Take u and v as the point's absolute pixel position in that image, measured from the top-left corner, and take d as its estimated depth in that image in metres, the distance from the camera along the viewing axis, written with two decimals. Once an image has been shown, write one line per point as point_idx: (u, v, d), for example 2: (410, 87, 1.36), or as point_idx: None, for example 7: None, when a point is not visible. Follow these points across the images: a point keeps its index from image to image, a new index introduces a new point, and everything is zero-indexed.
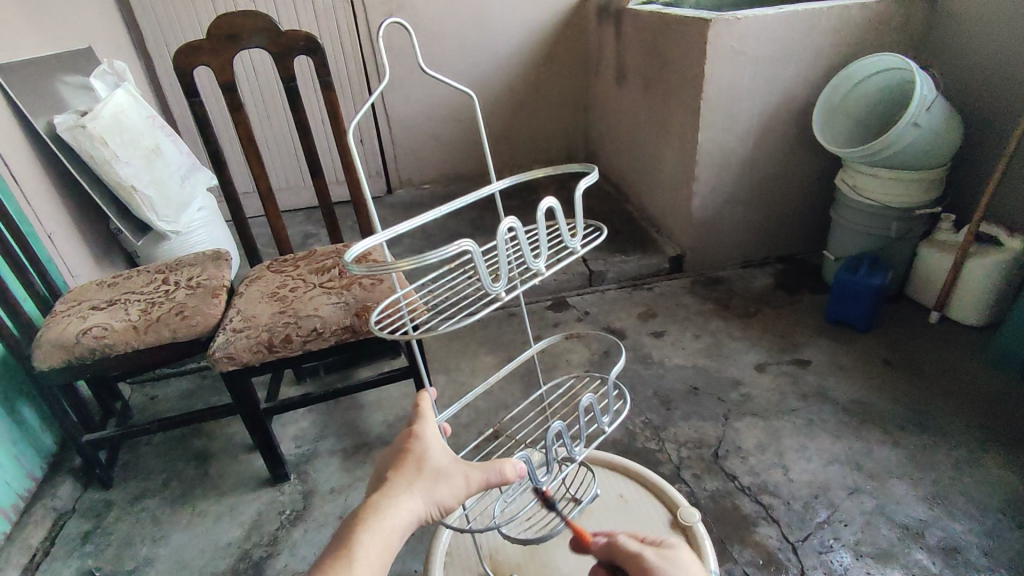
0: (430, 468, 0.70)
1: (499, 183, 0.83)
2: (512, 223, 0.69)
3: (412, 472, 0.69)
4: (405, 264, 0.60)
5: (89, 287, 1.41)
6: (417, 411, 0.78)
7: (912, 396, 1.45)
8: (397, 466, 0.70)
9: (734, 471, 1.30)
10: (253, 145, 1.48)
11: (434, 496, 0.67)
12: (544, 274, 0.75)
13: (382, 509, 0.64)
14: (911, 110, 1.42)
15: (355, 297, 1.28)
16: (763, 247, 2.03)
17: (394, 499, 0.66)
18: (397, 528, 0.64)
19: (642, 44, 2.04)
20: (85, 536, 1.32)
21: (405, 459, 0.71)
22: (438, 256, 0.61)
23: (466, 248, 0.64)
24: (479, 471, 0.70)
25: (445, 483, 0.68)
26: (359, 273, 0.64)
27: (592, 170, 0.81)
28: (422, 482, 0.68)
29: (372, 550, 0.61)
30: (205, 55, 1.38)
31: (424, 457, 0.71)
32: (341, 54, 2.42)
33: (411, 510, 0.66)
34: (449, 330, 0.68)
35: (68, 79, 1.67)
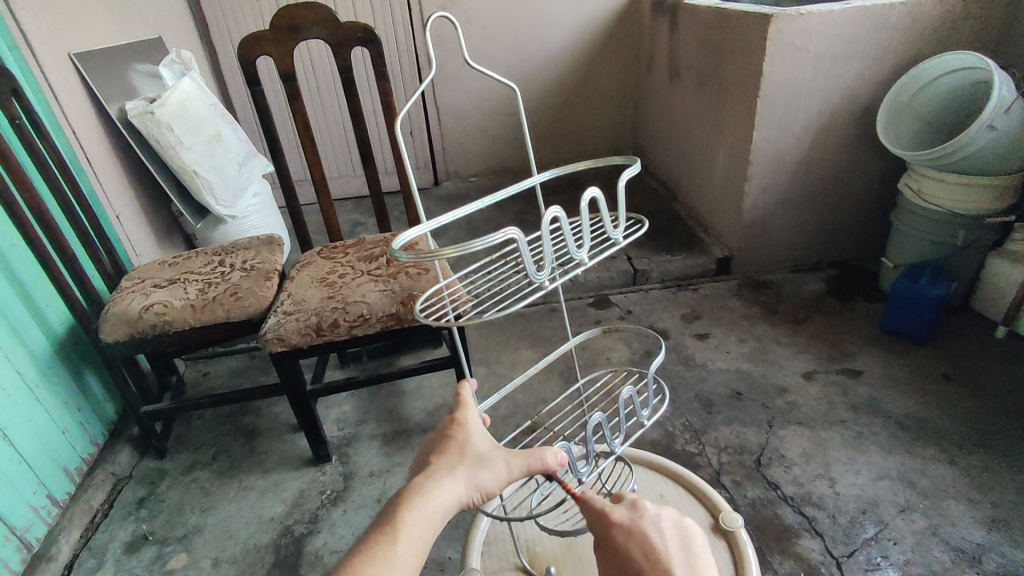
0: (472, 453, 0.71)
1: (540, 176, 0.83)
2: (556, 213, 0.68)
3: (455, 458, 0.70)
4: (450, 251, 0.60)
5: (152, 265, 1.48)
6: (458, 398, 0.79)
7: (973, 414, 1.37)
8: (440, 451, 0.72)
9: (777, 480, 1.26)
10: (308, 134, 1.52)
11: (477, 482, 0.69)
12: (586, 265, 0.74)
13: (425, 490, 0.65)
14: (987, 112, 1.34)
15: (401, 286, 1.30)
16: (815, 251, 1.97)
17: (438, 482, 0.67)
18: (440, 508, 0.65)
19: (698, 39, 1.99)
20: (140, 501, 1.39)
21: (448, 446, 0.72)
22: (484, 245, 0.61)
23: (512, 237, 0.64)
24: (521, 459, 0.72)
25: (488, 471, 0.70)
26: (405, 261, 0.65)
27: (634, 162, 0.81)
28: (464, 467, 0.69)
29: (416, 528, 0.62)
30: (267, 45, 1.43)
31: (466, 444, 0.72)
32: (395, 47, 2.46)
33: (454, 494, 0.67)
34: (495, 318, 0.68)
35: (139, 68, 1.76)
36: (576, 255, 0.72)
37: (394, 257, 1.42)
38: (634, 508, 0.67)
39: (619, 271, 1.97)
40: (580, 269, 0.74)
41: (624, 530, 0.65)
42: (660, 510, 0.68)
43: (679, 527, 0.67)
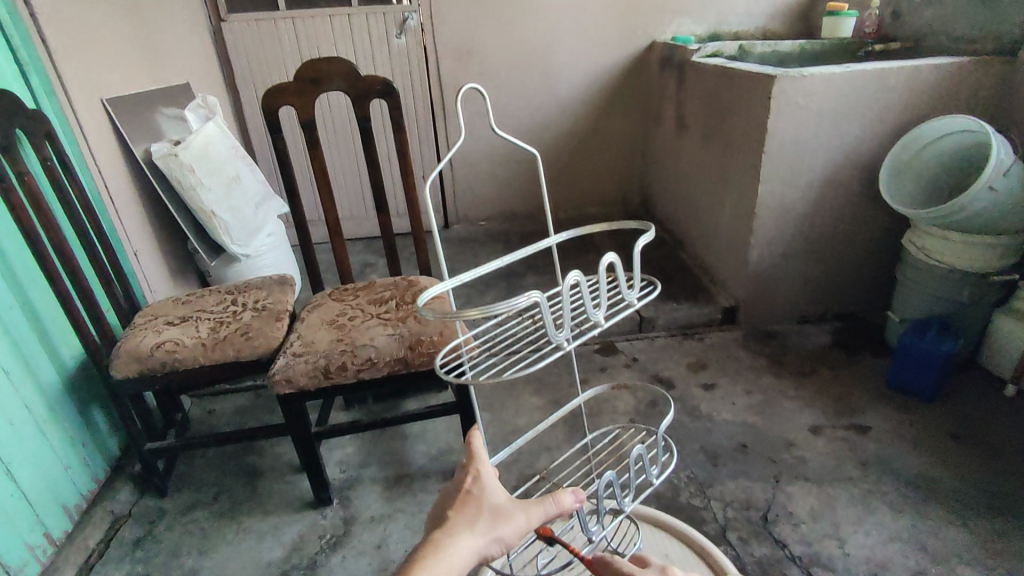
0: (489, 507, 0.71)
1: (556, 239, 0.86)
2: (574, 275, 0.70)
3: (474, 512, 0.71)
4: (473, 313, 0.63)
5: (165, 302, 1.51)
6: (469, 450, 0.79)
7: (985, 475, 1.35)
8: (458, 506, 0.72)
9: (784, 538, 1.24)
10: (325, 180, 1.57)
11: (497, 534, 0.69)
12: (604, 326, 0.75)
13: (443, 543, 0.66)
14: (987, 174, 1.37)
15: (410, 330, 1.32)
16: (821, 304, 1.98)
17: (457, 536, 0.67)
18: (459, 561, 0.65)
19: (705, 96, 2.06)
20: (137, 542, 1.38)
21: (466, 501, 0.73)
22: (510, 307, 0.63)
23: (535, 299, 0.66)
24: (537, 508, 0.73)
25: (508, 524, 0.70)
26: (430, 318, 0.70)
27: (648, 227, 0.82)
28: (484, 521, 0.70)
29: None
30: (290, 95, 1.49)
31: (484, 497, 0.73)
32: (412, 95, 2.55)
33: (473, 547, 0.67)
34: (515, 377, 0.68)
35: (166, 111, 1.83)
36: (595, 316, 0.73)
37: (403, 301, 1.44)
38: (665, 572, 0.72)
39: (626, 318, 1.98)
40: (598, 329, 0.76)
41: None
42: None
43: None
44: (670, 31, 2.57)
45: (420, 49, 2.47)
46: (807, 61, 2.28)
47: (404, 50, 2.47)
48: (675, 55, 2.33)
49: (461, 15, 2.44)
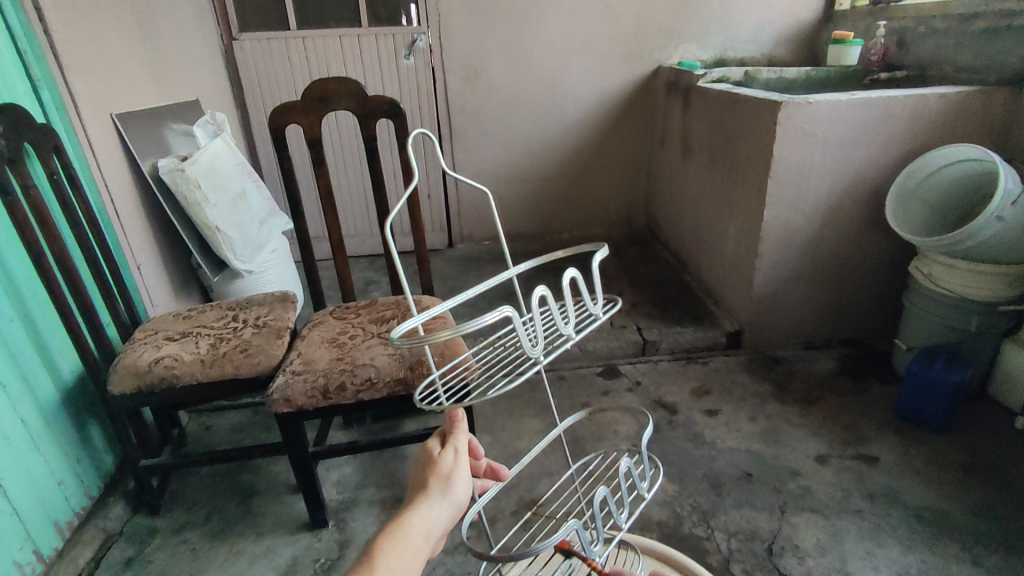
0: (438, 467, 0.70)
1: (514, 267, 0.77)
2: (543, 291, 0.67)
3: (432, 481, 0.69)
4: (444, 335, 0.56)
5: (166, 317, 1.50)
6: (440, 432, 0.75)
7: (996, 510, 1.32)
8: (418, 471, 0.72)
9: (790, 572, 1.21)
10: (330, 198, 1.57)
11: (454, 500, 0.69)
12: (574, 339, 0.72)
13: (406, 517, 0.65)
14: (995, 203, 1.36)
15: (411, 350, 1.31)
16: (826, 330, 1.96)
17: (420, 508, 0.66)
18: (422, 533, 0.65)
19: (710, 121, 2.07)
20: (127, 561, 1.35)
21: (426, 469, 0.71)
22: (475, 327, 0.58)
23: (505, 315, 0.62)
24: (465, 448, 0.73)
25: (461, 483, 0.71)
26: (403, 347, 0.59)
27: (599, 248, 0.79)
28: (444, 489, 0.69)
29: (399, 556, 0.62)
30: (298, 114, 1.50)
31: (443, 463, 0.71)
32: (419, 115, 2.57)
33: (437, 517, 0.67)
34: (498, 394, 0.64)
35: (174, 127, 1.85)
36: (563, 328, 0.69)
37: (405, 320, 1.43)
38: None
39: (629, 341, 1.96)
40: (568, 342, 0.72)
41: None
42: None
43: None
44: (676, 56, 2.60)
45: (428, 69, 2.50)
46: (812, 88, 2.29)
47: (412, 71, 2.49)
48: (680, 80, 2.35)
49: (469, 37, 2.47)
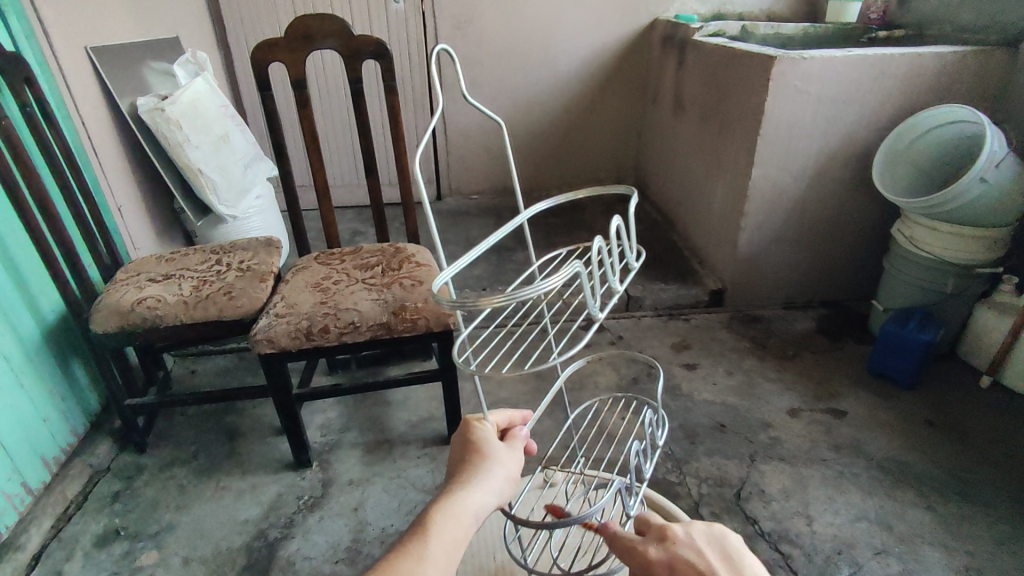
0: (489, 454, 0.65)
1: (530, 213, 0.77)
2: (595, 241, 0.63)
3: (478, 459, 0.65)
4: (495, 301, 0.53)
5: (148, 260, 1.49)
6: (477, 418, 0.70)
7: (953, 461, 1.38)
8: (463, 455, 0.66)
9: (755, 514, 1.26)
10: (314, 142, 1.54)
11: (503, 485, 0.64)
12: (622, 293, 0.68)
13: (455, 492, 0.60)
14: (978, 165, 1.37)
15: (394, 296, 1.32)
16: (808, 290, 1.99)
17: (470, 486, 0.61)
18: (473, 510, 0.60)
19: (704, 75, 2.04)
20: (115, 495, 1.38)
21: (470, 447, 0.66)
22: (539, 289, 0.54)
23: (573, 272, 0.57)
24: (516, 448, 0.69)
25: (509, 475, 0.65)
26: (445, 307, 0.57)
27: (631, 193, 0.77)
28: (492, 467, 0.64)
29: (452, 530, 0.57)
30: (280, 51, 1.46)
31: (486, 442, 0.66)
32: (407, 62, 2.51)
33: (488, 497, 0.62)
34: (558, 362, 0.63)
35: (154, 65, 1.79)
36: (612, 282, 0.66)
37: (390, 267, 1.43)
38: (664, 539, 0.63)
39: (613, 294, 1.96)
40: (616, 296, 0.68)
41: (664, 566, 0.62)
42: (691, 531, 0.64)
43: (712, 535, 0.65)
44: (674, 9, 2.53)
45: (418, 14, 2.42)
46: (809, 45, 2.25)
47: (401, 15, 2.42)
48: (676, 33, 2.29)
49: None
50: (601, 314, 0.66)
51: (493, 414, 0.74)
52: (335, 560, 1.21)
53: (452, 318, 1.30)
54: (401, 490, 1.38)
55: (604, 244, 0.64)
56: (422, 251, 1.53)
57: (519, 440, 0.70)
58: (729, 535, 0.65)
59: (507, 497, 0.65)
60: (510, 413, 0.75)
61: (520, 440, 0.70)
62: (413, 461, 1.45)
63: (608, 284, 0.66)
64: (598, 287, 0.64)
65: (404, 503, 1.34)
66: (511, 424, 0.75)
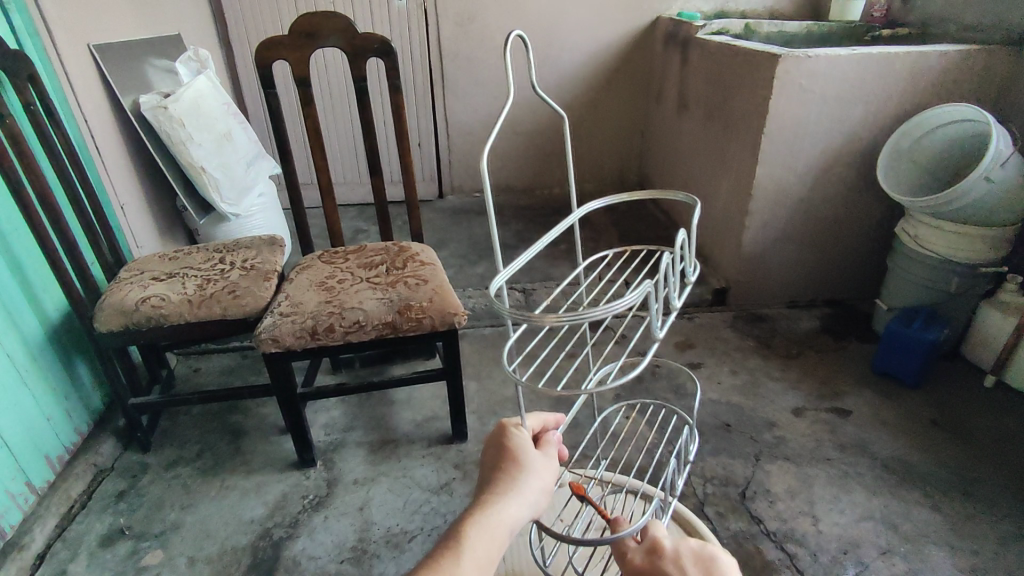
0: (526, 465, 0.64)
1: (583, 213, 0.76)
2: (664, 258, 0.62)
3: (514, 468, 0.63)
4: (559, 319, 0.52)
5: (152, 258, 1.48)
6: (513, 423, 0.69)
7: (959, 461, 1.38)
8: (499, 461, 0.65)
9: (761, 514, 1.26)
10: (318, 140, 1.54)
11: (538, 495, 0.63)
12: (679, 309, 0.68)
13: (491, 505, 0.59)
14: (984, 164, 1.36)
15: (400, 295, 1.31)
16: (811, 289, 1.98)
17: (506, 498, 0.60)
18: (509, 525, 0.59)
19: (707, 74, 2.03)
20: (119, 495, 1.38)
21: (507, 453, 0.65)
22: (609, 310, 0.54)
23: (643, 291, 0.57)
24: (550, 457, 0.68)
25: (545, 486, 0.64)
26: (505, 314, 0.56)
27: (690, 200, 0.75)
28: (529, 478, 0.63)
29: (485, 545, 0.57)
30: (284, 49, 1.45)
31: (523, 451, 0.65)
32: (410, 59, 2.50)
33: (523, 510, 0.61)
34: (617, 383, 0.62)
35: (155, 63, 1.78)
36: (673, 298, 0.65)
37: (395, 266, 1.43)
38: (650, 550, 0.67)
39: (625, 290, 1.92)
40: (674, 313, 0.67)
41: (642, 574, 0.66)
42: (679, 545, 0.66)
43: (702, 556, 0.65)
44: (677, 7, 2.53)
45: (421, 11, 2.41)
46: (812, 44, 2.25)
47: (403, 12, 2.41)
48: (680, 31, 2.29)
49: None
50: (661, 332, 0.65)
51: (529, 418, 0.73)
52: (341, 560, 1.21)
53: (459, 317, 1.30)
54: (406, 489, 1.37)
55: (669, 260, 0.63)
56: (427, 249, 1.52)
57: (552, 447, 0.69)
58: (721, 557, 0.66)
59: (541, 508, 0.64)
60: (546, 417, 0.74)
61: (553, 448, 0.69)
62: (418, 460, 1.45)
63: (668, 301, 0.66)
64: (660, 305, 0.64)
65: (410, 502, 1.34)
66: (545, 428, 0.75)
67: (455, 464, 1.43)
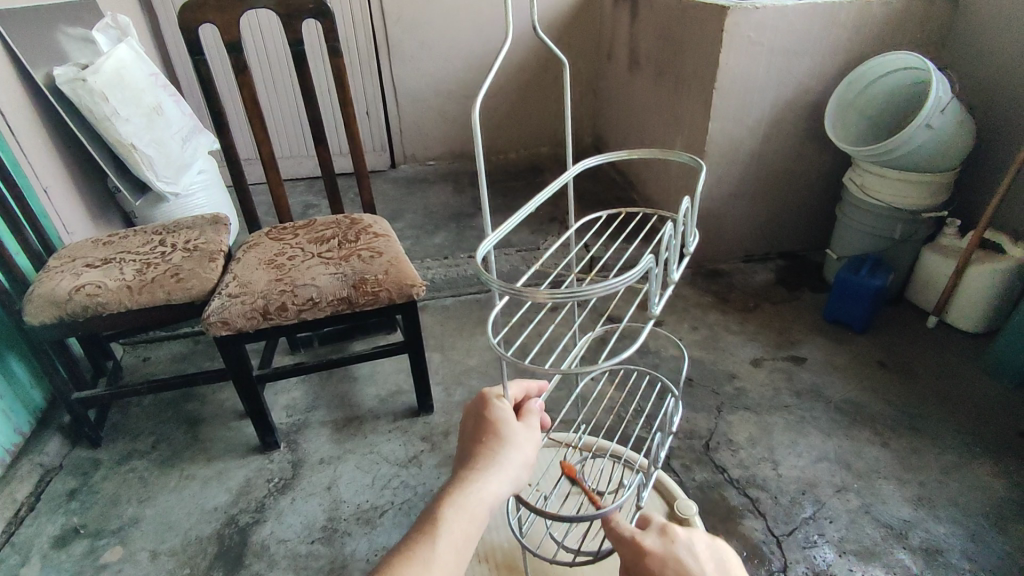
0: (507, 439, 0.62)
1: (578, 168, 0.72)
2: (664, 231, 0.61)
3: (495, 443, 0.62)
4: (554, 295, 0.51)
5: (84, 244, 1.39)
6: (495, 396, 0.67)
7: (905, 398, 1.45)
8: (479, 436, 0.63)
9: (724, 463, 1.30)
10: (256, 110, 1.45)
11: (519, 469, 0.62)
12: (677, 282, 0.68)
13: (469, 483, 0.58)
14: (926, 111, 1.40)
15: (354, 269, 1.27)
16: (765, 243, 2.02)
17: (486, 473, 0.59)
18: (488, 501, 0.58)
19: (657, 29, 2.01)
20: (70, 494, 1.32)
21: (487, 426, 0.63)
22: (609, 287, 0.53)
23: (644, 266, 0.56)
24: (533, 429, 0.66)
25: (527, 458, 0.63)
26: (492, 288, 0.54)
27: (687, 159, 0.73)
28: (509, 452, 0.62)
29: (463, 525, 0.56)
30: (211, 12, 1.35)
31: (503, 423, 0.63)
32: (351, 23, 2.38)
33: (504, 485, 0.60)
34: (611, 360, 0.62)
35: (69, 31, 1.64)
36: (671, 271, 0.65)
37: (346, 239, 1.38)
38: (664, 535, 0.64)
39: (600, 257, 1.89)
40: (671, 287, 0.67)
41: (657, 559, 0.62)
42: (692, 535, 0.65)
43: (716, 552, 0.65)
44: None
45: None
46: None
47: None
48: None
49: None
50: (658, 307, 0.64)
51: (509, 386, 0.71)
52: (311, 540, 1.20)
53: (418, 290, 1.27)
54: (374, 465, 1.36)
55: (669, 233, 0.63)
56: (379, 221, 1.47)
57: (534, 417, 0.67)
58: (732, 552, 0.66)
59: (523, 481, 0.63)
60: (526, 385, 0.73)
61: (536, 417, 0.67)
62: (385, 435, 1.43)
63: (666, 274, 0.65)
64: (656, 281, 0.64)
65: (379, 478, 1.32)
66: (526, 397, 0.73)
67: (423, 436, 1.42)
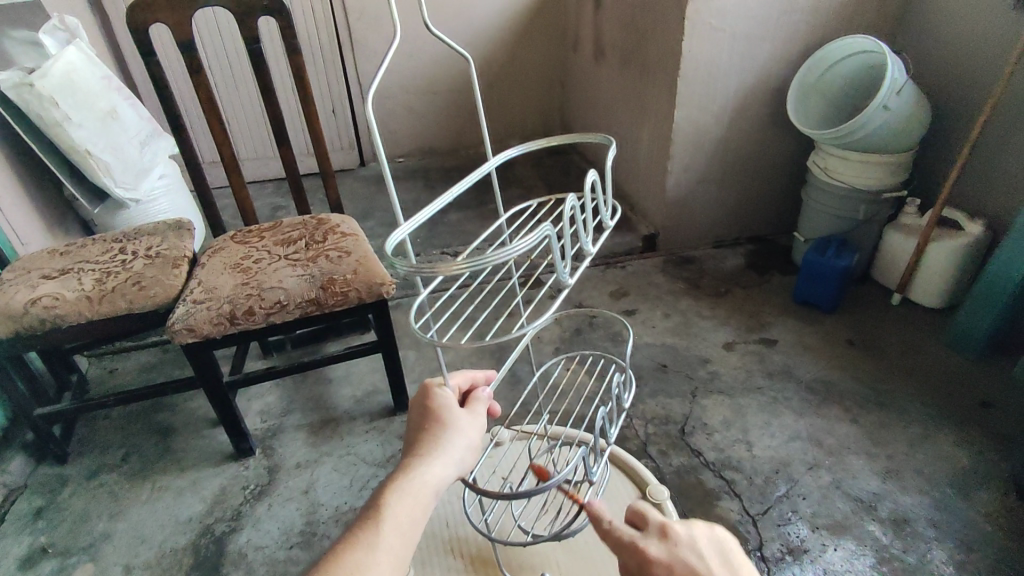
0: (450, 425, 0.62)
1: (499, 158, 0.74)
2: (571, 200, 0.61)
3: (437, 429, 0.62)
4: (454, 266, 0.51)
5: (39, 255, 1.34)
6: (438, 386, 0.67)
7: (872, 375, 1.49)
8: (423, 425, 0.63)
9: (700, 447, 1.32)
10: (215, 110, 1.41)
11: (463, 453, 0.62)
12: (593, 254, 0.68)
13: (411, 469, 0.58)
14: (882, 93, 1.43)
15: (321, 269, 1.25)
16: (734, 228, 2.05)
17: (429, 458, 0.59)
18: (431, 485, 0.58)
19: (620, 19, 2.01)
20: (37, 512, 1.28)
21: (429, 414, 0.63)
22: (509, 253, 0.52)
23: (545, 234, 0.56)
24: (479, 414, 0.66)
25: (470, 442, 0.63)
26: (404, 271, 0.54)
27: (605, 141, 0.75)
28: (452, 436, 0.62)
29: (408, 510, 0.55)
30: (162, 11, 1.31)
31: (446, 409, 0.63)
32: (312, 18, 2.33)
33: (447, 470, 0.60)
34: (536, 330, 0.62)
35: (14, 34, 1.57)
36: (585, 245, 0.65)
37: (314, 239, 1.36)
38: (664, 538, 0.60)
39: None
40: (587, 259, 0.67)
41: (663, 565, 0.57)
42: (693, 530, 0.60)
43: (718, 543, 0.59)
44: None
45: None
46: None
47: None
48: None
49: None
50: (571, 278, 0.65)
51: (454, 376, 0.71)
52: (290, 545, 1.18)
53: (388, 287, 1.26)
54: (352, 467, 1.34)
55: (577, 202, 0.63)
56: (347, 219, 1.45)
57: (480, 404, 0.67)
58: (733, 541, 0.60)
59: (469, 465, 0.63)
60: (472, 374, 0.73)
61: (482, 403, 0.68)
62: (362, 436, 1.42)
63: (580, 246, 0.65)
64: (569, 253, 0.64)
65: (357, 479, 1.31)
66: (473, 385, 0.73)
67: (400, 435, 1.41)
